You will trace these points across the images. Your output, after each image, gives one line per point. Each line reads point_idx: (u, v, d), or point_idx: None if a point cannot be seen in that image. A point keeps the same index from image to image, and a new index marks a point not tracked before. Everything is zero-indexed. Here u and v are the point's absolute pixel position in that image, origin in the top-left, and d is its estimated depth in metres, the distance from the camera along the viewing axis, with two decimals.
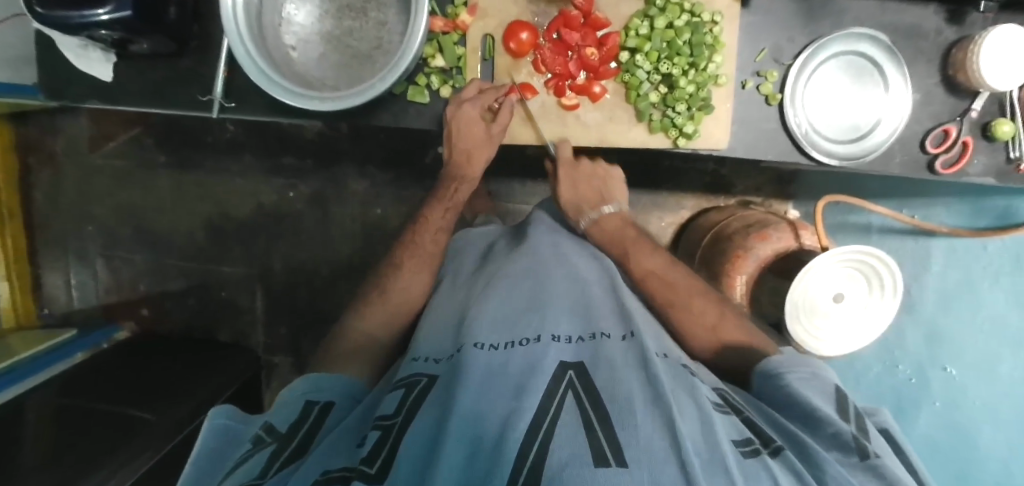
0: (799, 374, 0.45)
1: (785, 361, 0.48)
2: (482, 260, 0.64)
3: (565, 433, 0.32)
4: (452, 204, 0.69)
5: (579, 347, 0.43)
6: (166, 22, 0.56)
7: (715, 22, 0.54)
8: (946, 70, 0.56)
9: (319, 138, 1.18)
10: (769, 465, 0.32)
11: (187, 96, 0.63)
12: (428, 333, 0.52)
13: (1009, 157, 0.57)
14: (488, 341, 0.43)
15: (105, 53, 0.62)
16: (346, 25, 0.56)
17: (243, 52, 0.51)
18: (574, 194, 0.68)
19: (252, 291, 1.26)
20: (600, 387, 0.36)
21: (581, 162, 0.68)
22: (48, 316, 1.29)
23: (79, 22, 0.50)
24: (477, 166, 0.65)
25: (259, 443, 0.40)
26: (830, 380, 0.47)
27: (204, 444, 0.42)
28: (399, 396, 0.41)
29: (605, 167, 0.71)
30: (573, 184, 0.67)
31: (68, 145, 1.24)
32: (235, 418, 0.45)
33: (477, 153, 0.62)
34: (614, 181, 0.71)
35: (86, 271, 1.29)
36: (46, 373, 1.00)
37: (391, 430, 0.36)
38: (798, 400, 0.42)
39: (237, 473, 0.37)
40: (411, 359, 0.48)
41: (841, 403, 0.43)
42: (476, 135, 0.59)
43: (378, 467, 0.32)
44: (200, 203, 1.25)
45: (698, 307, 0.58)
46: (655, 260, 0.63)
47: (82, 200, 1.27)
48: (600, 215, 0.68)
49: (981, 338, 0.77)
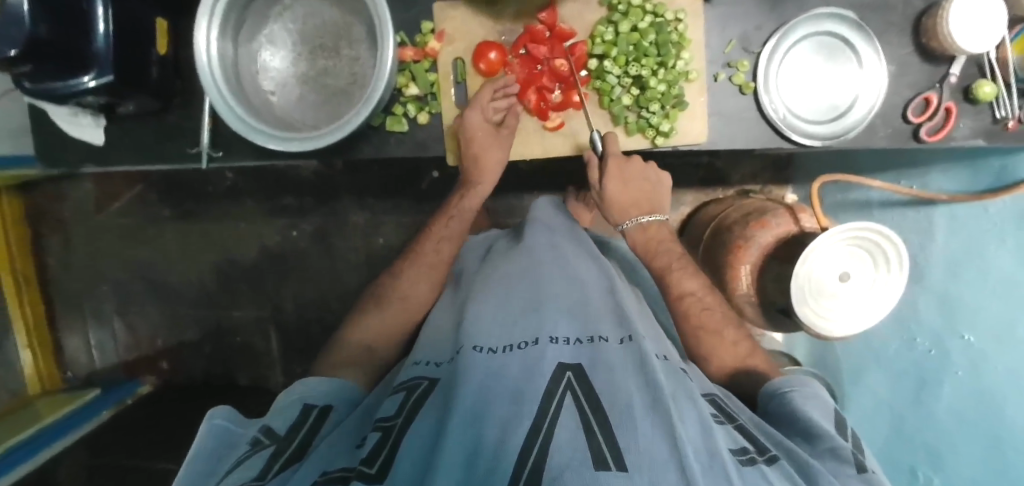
0: (801, 392, 0.46)
1: (790, 380, 0.48)
2: (483, 259, 0.66)
3: (566, 433, 0.32)
4: (457, 213, 0.68)
5: (577, 348, 0.42)
6: (150, 82, 0.58)
7: (679, 20, 0.55)
8: (919, 38, 0.56)
9: (315, 176, 1.21)
10: (766, 473, 0.32)
11: (177, 150, 0.65)
12: (427, 339, 0.53)
13: (995, 118, 0.56)
14: (487, 344, 0.43)
15: (95, 119, 0.63)
16: (320, 65, 0.58)
17: (219, 98, 0.52)
18: (623, 194, 0.59)
19: (265, 332, 1.27)
20: (600, 390, 0.36)
21: (631, 159, 0.58)
22: (71, 379, 1.31)
23: (67, 91, 0.52)
24: (493, 168, 0.62)
25: (257, 445, 0.41)
26: (829, 401, 0.47)
27: (203, 445, 0.42)
28: (398, 399, 0.42)
29: (655, 171, 0.62)
30: (623, 185, 0.58)
31: (76, 210, 1.28)
32: (232, 419, 0.44)
33: (487, 154, 0.60)
34: (661, 189, 0.62)
35: (104, 331, 1.31)
36: (73, 435, 1.02)
37: (391, 431, 0.37)
38: (797, 417, 0.43)
39: (235, 473, 0.37)
40: (412, 363, 0.48)
41: (839, 421, 0.44)
42: (486, 135, 0.58)
43: (377, 467, 0.33)
44: (207, 253, 1.28)
45: (728, 337, 0.56)
46: (694, 279, 0.59)
47: (94, 261, 1.30)
48: (646, 223, 0.61)
49: (992, 299, 0.66)
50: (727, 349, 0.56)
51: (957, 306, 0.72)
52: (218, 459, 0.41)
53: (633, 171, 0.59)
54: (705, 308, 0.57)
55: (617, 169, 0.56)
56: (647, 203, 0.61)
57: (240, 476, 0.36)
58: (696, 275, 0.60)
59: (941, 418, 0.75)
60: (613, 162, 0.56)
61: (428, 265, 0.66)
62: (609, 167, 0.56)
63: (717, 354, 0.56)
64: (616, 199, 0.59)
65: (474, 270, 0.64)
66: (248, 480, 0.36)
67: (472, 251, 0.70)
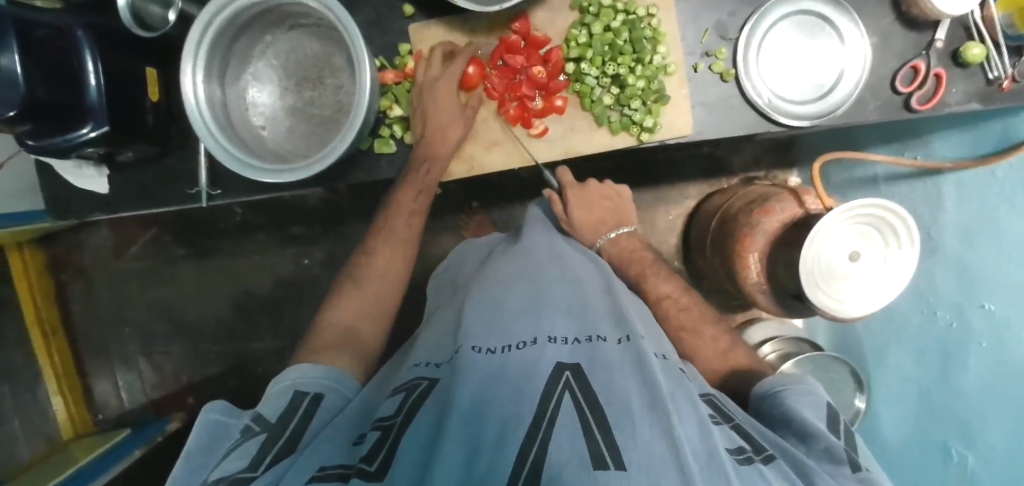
0: (794, 391, 0.44)
1: (780, 380, 0.47)
2: (483, 259, 0.66)
3: (564, 433, 0.31)
4: (424, 186, 0.62)
5: (575, 347, 0.42)
6: (146, 127, 0.60)
7: (651, 15, 0.55)
8: (900, 7, 0.55)
9: (321, 203, 1.23)
10: (764, 472, 0.32)
11: (177, 191, 0.66)
12: (426, 346, 0.53)
13: (988, 79, 0.55)
14: (486, 345, 0.43)
15: (98, 169, 0.66)
16: (306, 96, 0.60)
17: (208, 135, 0.53)
18: (589, 215, 0.67)
19: (286, 361, 1.28)
20: (598, 389, 0.36)
21: (588, 182, 0.68)
22: (103, 422, 1.34)
23: (67, 144, 0.54)
24: (452, 143, 0.58)
25: (249, 432, 0.42)
26: (823, 398, 0.45)
27: (197, 434, 0.43)
28: (398, 400, 0.42)
29: (614, 187, 0.71)
30: (587, 205, 0.67)
31: (96, 256, 1.32)
32: (228, 412, 0.45)
33: (451, 128, 0.58)
34: (624, 201, 0.71)
35: (130, 372, 1.34)
36: (108, 474, 1.03)
37: (390, 429, 0.38)
38: (791, 417, 0.41)
39: (224, 464, 0.38)
40: (413, 365, 0.49)
41: (833, 420, 0.43)
42: (442, 107, 0.57)
43: (377, 465, 0.34)
44: (223, 287, 1.30)
45: (707, 334, 0.57)
46: (672, 285, 0.62)
47: (117, 305, 1.34)
48: (617, 236, 0.68)
49: (1004, 268, 0.63)
50: (712, 348, 0.56)
51: (977, 276, 0.68)
52: (216, 450, 0.42)
53: (592, 194, 0.68)
54: (683, 308, 0.60)
55: (576, 197, 0.67)
56: (614, 218, 0.69)
57: (231, 466, 0.37)
58: (670, 278, 0.63)
59: (968, 394, 0.71)
60: (571, 192, 0.67)
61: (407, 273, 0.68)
62: (570, 196, 0.67)
63: (703, 353, 0.56)
64: (583, 222, 0.68)
65: (472, 273, 0.64)
66: (239, 469, 0.37)
67: (472, 255, 0.71)
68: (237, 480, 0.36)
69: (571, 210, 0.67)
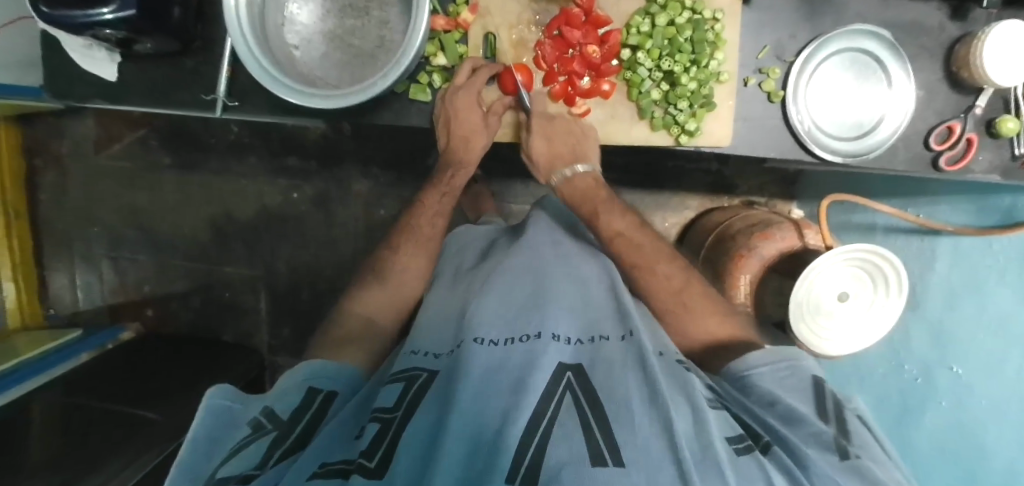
0: (775, 372, 0.47)
1: (762, 359, 0.49)
2: (481, 257, 0.63)
3: (564, 431, 0.33)
4: (465, 161, 0.66)
5: (578, 350, 0.43)
6: (171, 21, 0.56)
7: (716, 19, 0.54)
8: (950, 66, 0.56)
9: (322, 139, 1.19)
10: (761, 460, 0.34)
11: (191, 96, 0.63)
12: (429, 327, 0.53)
13: (1014, 154, 0.56)
14: (488, 336, 0.43)
15: (110, 53, 0.62)
16: (348, 24, 0.57)
17: (246, 52, 0.51)
18: (547, 149, 0.61)
19: (256, 291, 1.26)
20: (599, 391, 0.37)
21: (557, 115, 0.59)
22: (54, 317, 1.31)
23: (84, 22, 0.50)
24: (477, 148, 0.63)
25: (260, 429, 0.41)
26: (808, 374, 0.47)
27: (202, 423, 0.42)
28: (398, 389, 0.41)
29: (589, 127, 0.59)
30: (543, 139, 0.60)
31: (74, 147, 1.26)
32: (233, 398, 0.45)
33: (473, 139, 0.62)
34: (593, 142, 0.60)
35: (91, 272, 1.30)
36: (57, 370, 0.99)
37: (391, 423, 0.37)
38: (776, 401, 0.44)
39: (232, 464, 0.37)
40: (411, 352, 0.48)
41: (819, 399, 0.44)
42: (476, 116, 0.59)
43: (377, 461, 0.33)
44: (205, 205, 1.26)
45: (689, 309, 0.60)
46: None
47: (87, 201, 1.28)
48: (573, 174, 0.63)
49: (982, 333, 0.68)
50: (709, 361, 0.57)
51: (950, 341, 0.71)
52: (219, 441, 0.41)
53: (557, 127, 0.59)
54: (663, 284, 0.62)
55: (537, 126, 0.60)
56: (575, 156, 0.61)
57: (241, 464, 0.37)
58: None
59: (917, 448, 0.77)
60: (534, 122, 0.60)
61: (422, 239, 0.68)
62: (534, 124, 0.60)
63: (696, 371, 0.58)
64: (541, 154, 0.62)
65: (477, 261, 0.62)
66: (252, 467, 0.36)
67: (474, 240, 0.69)
68: (243, 477, 0.35)
69: (531, 140, 0.61)
